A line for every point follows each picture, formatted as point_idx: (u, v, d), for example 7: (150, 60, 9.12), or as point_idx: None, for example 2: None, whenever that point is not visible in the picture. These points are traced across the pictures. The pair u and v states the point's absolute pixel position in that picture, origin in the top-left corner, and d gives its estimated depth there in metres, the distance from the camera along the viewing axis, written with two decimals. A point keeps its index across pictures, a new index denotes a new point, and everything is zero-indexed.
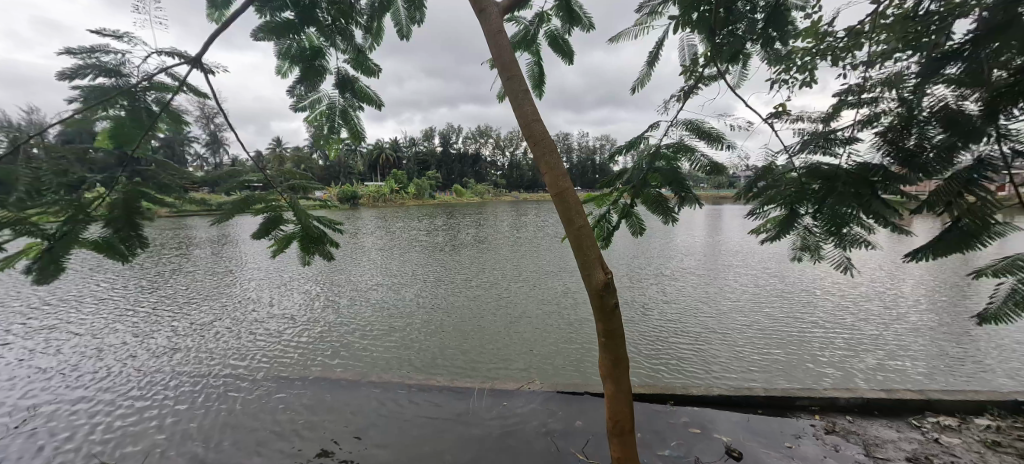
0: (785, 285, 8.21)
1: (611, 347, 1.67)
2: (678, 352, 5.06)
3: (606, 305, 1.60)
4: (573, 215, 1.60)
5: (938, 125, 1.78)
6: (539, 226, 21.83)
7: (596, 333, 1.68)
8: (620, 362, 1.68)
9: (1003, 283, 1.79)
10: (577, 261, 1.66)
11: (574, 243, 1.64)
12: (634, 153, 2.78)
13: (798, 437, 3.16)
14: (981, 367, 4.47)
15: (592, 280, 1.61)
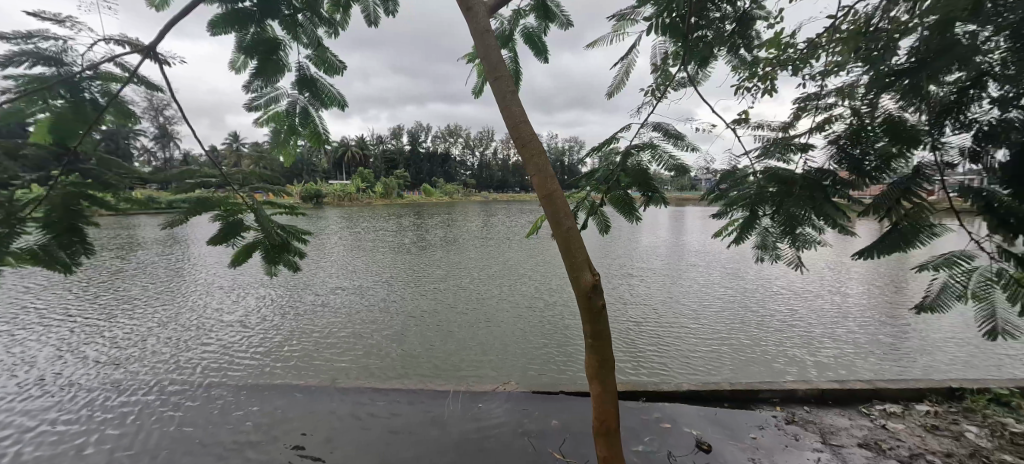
0: (744, 284, 8.65)
1: (598, 347, 1.70)
2: (647, 350, 5.23)
3: (593, 306, 1.64)
4: (562, 217, 1.63)
5: (881, 137, 1.90)
6: (508, 227, 21.89)
7: (583, 334, 1.71)
8: (605, 362, 1.72)
9: (937, 277, 1.94)
10: (564, 263, 1.68)
11: (562, 245, 1.67)
12: (602, 154, 2.78)
13: (762, 428, 3.34)
14: (917, 357, 4.90)
15: (580, 282, 1.64)
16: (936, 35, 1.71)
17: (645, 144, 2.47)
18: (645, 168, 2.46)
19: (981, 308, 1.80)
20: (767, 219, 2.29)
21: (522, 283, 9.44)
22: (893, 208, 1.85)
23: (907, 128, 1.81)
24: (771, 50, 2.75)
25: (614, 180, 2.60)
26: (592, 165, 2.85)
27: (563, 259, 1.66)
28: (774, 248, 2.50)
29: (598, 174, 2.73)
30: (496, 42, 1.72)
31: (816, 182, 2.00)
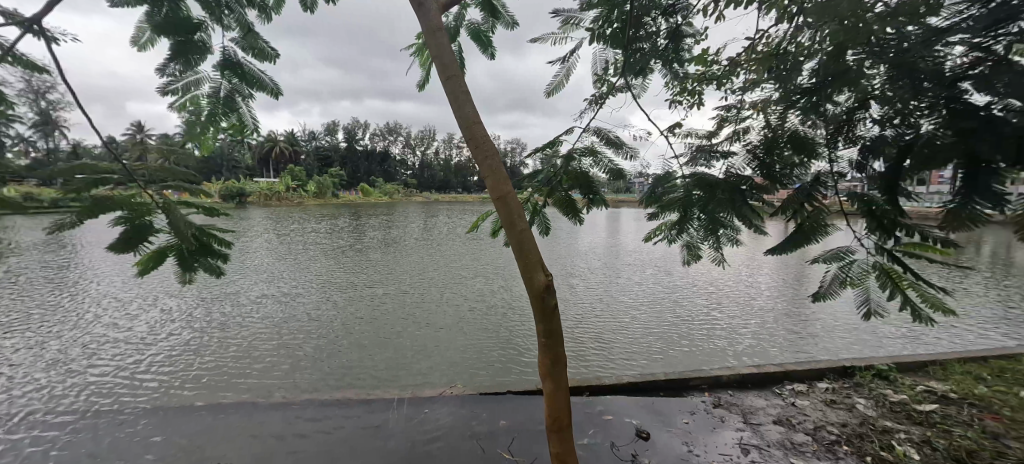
0: (673, 281, 9.33)
1: (550, 346, 1.74)
2: (589, 347, 5.45)
3: (547, 305, 1.67)
4: (516, 219, 1.65)
5: (788, 147, 2.13)
6: (450, 228, 21.67)
7: (537, 334, 1.75)
8: (558, 361, 1.76)
9: (828, 269, 2.23)
10: (518, 264, 1.70)
11: (515, 246, 1.69)
12: (542, 155, 2.78)
13: (693, 413, 3.62)
14: (817, 340, 5.60)
15: (534, 283, 1.66)
16: (831, 61, 1.92)
17: (587, 149, 2.59)
18: (586, 170, 2.58)
19: (862, 290, 2.09)
20: (695, 221, 2.43)
21: (466, 285, 9.40)
22: (797, 209, 2.13)
23: (811, 142, 2.07)
24: (699, 65, 2.97)
25: (556, 182, 2.64)
26: (532, 166, 2.86)
27: (517, 260, 1.68)
28: (698, 248, 2.67)
29: (539, 175, 2.73)
30: (447, 42, 1.70)
31: (737, 184, 2.21)
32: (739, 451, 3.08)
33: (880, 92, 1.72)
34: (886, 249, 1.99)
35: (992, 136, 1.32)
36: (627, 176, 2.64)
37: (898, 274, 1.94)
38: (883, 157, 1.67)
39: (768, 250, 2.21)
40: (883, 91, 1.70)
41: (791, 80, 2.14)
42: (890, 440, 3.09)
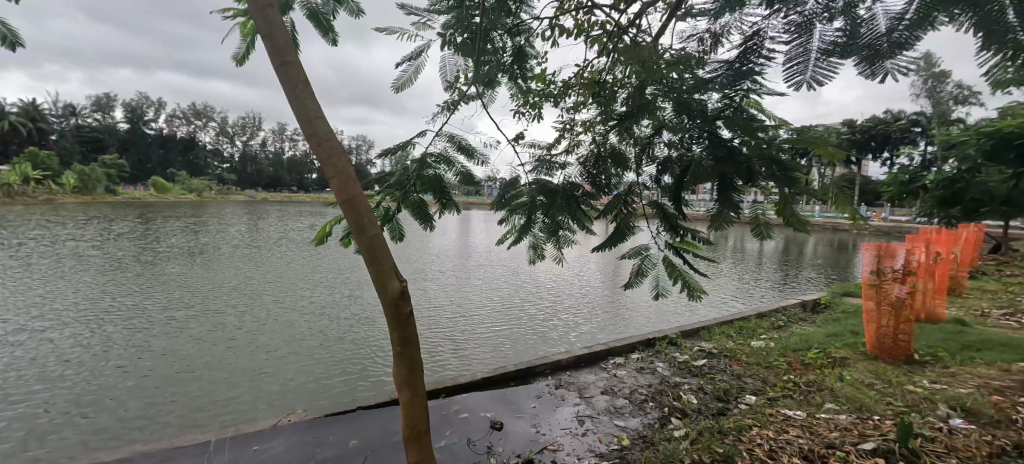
0: (519, 279, 10.15)
1: (405, 354, 1.70)
2: (443, 349, 5.51)
3: (400, 313, 1.63)
4: (366, 223, 1.56)
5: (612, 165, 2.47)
6: (283, 233, 19.12)
7: (391, 342, 1.69)
8: (414, 368, 1.74)
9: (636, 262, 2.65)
10: (370, 272, 1.61)
11: (365, 251, 1.60)
12: (395, 159, 2.59)
13: (539, 397, 4.01)
14: (629, 321, 6.84)
15: (386, 289, 1.60)
16: (634, 97, 2.07)
17: (440, 155, 2.49)
18: (439, 174, 2.46)
19: (655, 279, 2.57)
20: (539, 224, 2.55)
21: (302, 297, 8.40)
22: (616, 210, 2.42)
23: (626, 156, 2.41)
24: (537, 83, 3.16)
25: (409, 186, 2.46)
26: (383, 168, 2.62)
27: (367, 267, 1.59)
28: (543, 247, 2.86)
29: (392, 179, 2.51)
30: (281, 22, 1.51)
31: (570, 190, 2.41)
32: (576, 422, 3.52)
33: (668, 124, 1.98)
34: (671, 244, 2.42)
35: (732, 162, 1.68)
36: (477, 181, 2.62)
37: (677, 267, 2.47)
38: (669, 171, 2.08)
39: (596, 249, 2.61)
40: (669, 121, 1.96)
41: (610, 107, 2.36)
42: (678, 390, 3.98)
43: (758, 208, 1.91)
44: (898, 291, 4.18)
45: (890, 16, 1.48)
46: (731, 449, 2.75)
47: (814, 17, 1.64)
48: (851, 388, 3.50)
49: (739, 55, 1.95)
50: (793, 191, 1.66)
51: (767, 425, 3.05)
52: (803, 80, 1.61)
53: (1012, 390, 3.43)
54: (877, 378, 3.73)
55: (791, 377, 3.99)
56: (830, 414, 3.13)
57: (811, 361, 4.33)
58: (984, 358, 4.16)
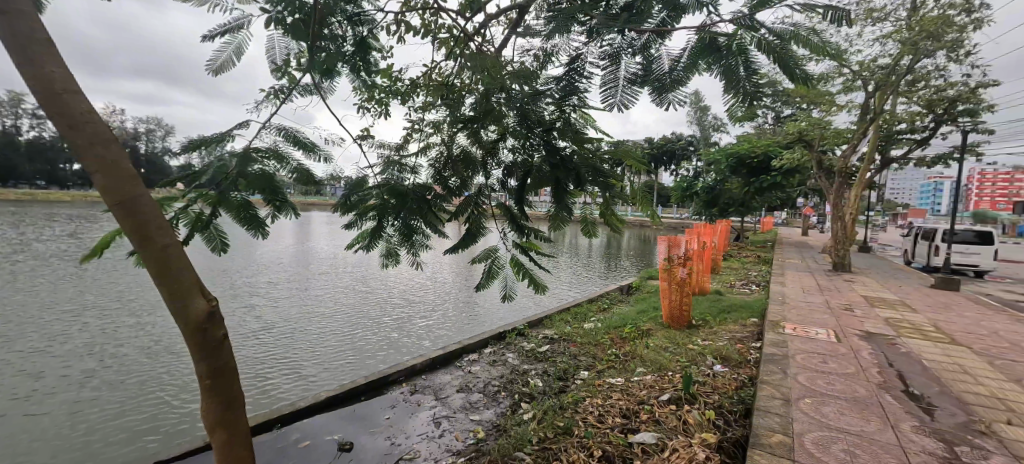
0: (368, 285, 9.60)
1: (217, 389, 1.39)
2: (280, 373, 4.85)
3: (210, 339, 1.33)
4: (154, 232, 1.21)
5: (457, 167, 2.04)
6: (25, 244, 14.03)
7: (196, 377, 1.36)
8: (232, 402, 1.44)
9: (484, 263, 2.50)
10: (161, 292, 1.26)
11: (154, 266, 1.24)
12: (205, 153, 1.71)
13: (393, 407, 3.87)
14: (482, 318, 7.16)
15: (189, 312, 1.28)
16: (481, 103, 1.85)
17: (271, 147, 1.73)
18: (269, 171, 1.66)
19: (503, 281, 2.49)
20: (391, 230, 2.08)
21: (64, 329, 6.33)
22: (467, 212, 2.14)
23: (473, 155, 2.00)
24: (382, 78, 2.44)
25: (227, 184, 1.62)
26: (184, 163, 1.71)
27: (157, 287, 1.24)
28: (397, 253, 2.42)
29: (198, 177, 1.66)
30: None
31: (422, 195, 1.98)
32: (432, 425, 3.51)
33: (510, 132, 1.80)
34: (519, 244, 2.34)
35: (564, 169, 1.76)
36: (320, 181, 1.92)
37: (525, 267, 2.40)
38: (514, 175, 1.93)
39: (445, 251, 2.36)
40: (511, 130, 1.79)
41: (456, 106, 2.02)
42: (527, 376, 4.33)
43: (588, 207, 2.13)
44: (681, 271, 5.28)
45: (672, 55, 1.74)
46: (570, 421, 3.11)
47: (621, 47, 1.81)
48: (655, 353, 4.35)
49: (565, 72, 1.95)
50: (610, 194, 1.91)
51: (597, 394, 3.55)
52: (615, 101, 1.87)
53: (748, 339, 4.77)
54: (671, 342, 4.73)
55: (614, 350, 4.75)
56: (641, 376, 3.82)
57: (627, 335, 5.23)
58: (733, 318, 5.68)
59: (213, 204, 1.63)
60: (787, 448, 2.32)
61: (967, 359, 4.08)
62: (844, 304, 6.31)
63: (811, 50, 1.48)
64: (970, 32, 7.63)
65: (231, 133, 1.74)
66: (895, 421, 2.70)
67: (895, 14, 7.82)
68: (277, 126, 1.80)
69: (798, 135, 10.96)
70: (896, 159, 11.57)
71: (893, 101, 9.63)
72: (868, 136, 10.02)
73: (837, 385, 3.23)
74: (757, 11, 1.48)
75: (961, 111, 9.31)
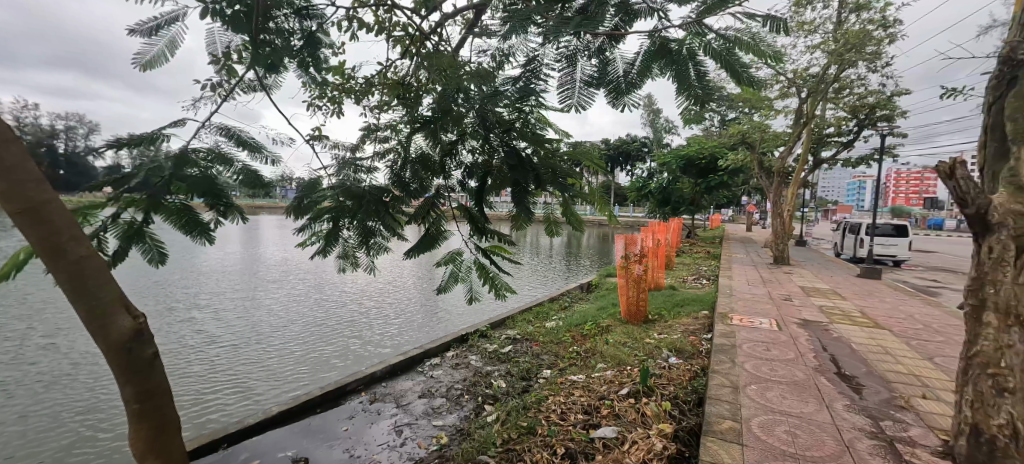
0: (323, 291, 9.22)
1: (147, 414, 1.31)
2: (226, 389, 4.55)
3: (136, 357, 1.25)
4: (67, 244, 1.15)
5: (414, 171, 1.99)
6: None
7: (122, 402, 1.27)
8: (165, 426, 1.35)
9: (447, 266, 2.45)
10: (77, 308, 1.17)
11: (67, 281, 1.17)
12: (138, 153, 1.55)
13: (351, 417, 3.74)
14: (443, 321, 7.07)
15: (111, 328, 1.20)
16: (439, 104, 1.81)
17: (211, 148, 1.60)
18: (211, 173, 1.55)
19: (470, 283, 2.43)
20: (348, 233, 1.96)
21: None
22: (427, 215, 2.12)
23: (433, 158, 1.95)
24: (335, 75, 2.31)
25: (161, 188, 1.49)
26: (110, 165, 1.54)
27: (73, 303, 1.16)
28: (356, 257, 2.30)
29: (126, 180, 1.50)
30: None
31: (378, 195, 1.88)
32: (394, 434, 3.41)
33: (470, 133, 1.79)
34: (484, 249, 2.30)
35: (523, 170, 1.74)
36: (270, 183, 1.80)
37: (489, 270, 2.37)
38: (474, 177, 1.93)
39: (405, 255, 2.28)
40: (471, 131, 1.77)
41: (413, 107, 1.96)
42: (490, 378, 4.32)
43: (551, 207, 2.08)
44: (637, 268, 5.45)
45: (626, 60, 1.80)
46: (533, 420, 3.12)
47: (576, 49, 1.85)
48: (614, 348, 4.47)
49: (523, 74, 1.96)
50: (570, 194, 1.87)
51: (559, 391, 3.60)
52: (574, 102, 1.87)
53: (700, 331, 5.01)
54: (629, 337, 4.88)
55: (575, 347, 4.83)
56: (601, 372, 3.91)
57: (587, 332, 5.34)
58: (686, 311, 5.94)
59: (145, 210, 1.51)
60: (737, 433, 2.45)
61: (889, 341, 4.50)
62: (784, 295, 6.77)
63: (754, 56, 1.57)
64: (885, 45, 8.41)
65: (163, 133, 1.60)
66: (830, 401, 2.93)
67: (823, 27, 8.49)
68: (218, 125, 1.67)
69: (740, 137, 11.67)
70: (826, 160, 12.57)
71: (822, 106, 10.45)
72: (802, 139, 10.81)
73: (779, 371, 3.46)
74: (705, 18, 1.55)
75: (880, 115, 10.25)
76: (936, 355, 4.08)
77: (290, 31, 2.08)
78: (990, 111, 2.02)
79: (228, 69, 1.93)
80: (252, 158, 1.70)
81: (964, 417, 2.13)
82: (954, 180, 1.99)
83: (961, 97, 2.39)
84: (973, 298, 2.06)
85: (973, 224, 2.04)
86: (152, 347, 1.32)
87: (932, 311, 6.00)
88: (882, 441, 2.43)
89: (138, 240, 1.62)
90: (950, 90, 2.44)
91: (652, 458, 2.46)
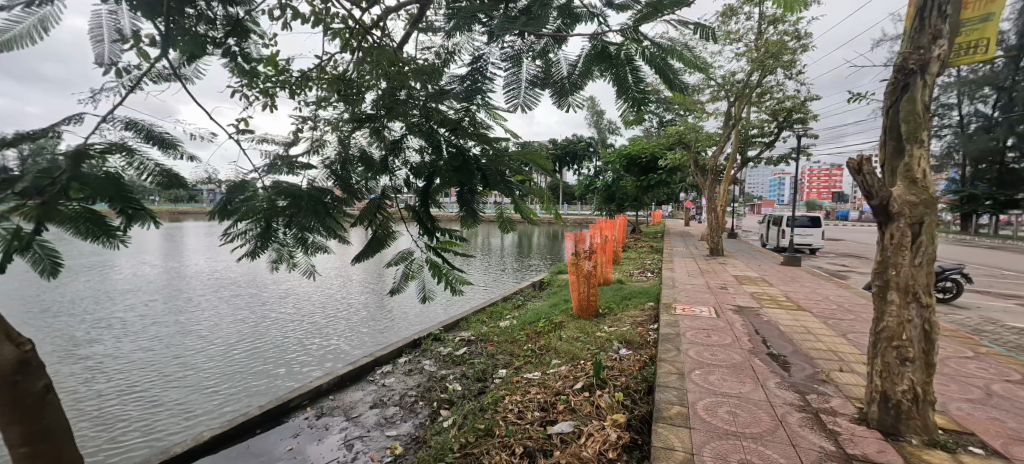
0: (260, 303, 8.59)
1: (40, 457, 1.22)
2: (147, 417, 4.09)
3: (21, 391, 1.18)
4: None
5: (358, 169, 1.84)
6: None
7: (8, 446, 1.17)
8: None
9: (398, 268, 2.29)
10: None
11: None
12: (28, 149, 1.31)
13: (296, 435, 3.51)
14: (392, 326, 6.84)
15: None
16: (384, 99, 1.70)
17: (114, 144, 1.39)
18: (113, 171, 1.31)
19: (421, 284, 2.31)
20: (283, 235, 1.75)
21: None
22: (374, 217, 1.92)
23: (375, 157, 1.82)
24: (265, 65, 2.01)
25: (54, 192, 1.22)
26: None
27: None
28: (292, 258, 2.06)
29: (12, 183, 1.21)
30: None
31: (318, 195, 1.71)
32: (344, 449, 3.23)
33: (417, 128, 1.68)
34: (433, 246, 2.21)
35: (468, 171, 1.68)
36: (189, 184, 1.58)
37: (442, 268, 2.27)
38: (421, 178, 1.81)
39: (353, 258, 2.11)
40: (417, 126, 1.67)
41: (355, 103, 1.80)
42: (444, 382, 4.22)
43: (499, 206, 2.03)
44: (587, 264, 5.59)
45: (569, 61, 1.78)
46: (491, 422, 3.08)
47: (521, 50, 1.80)
48: (567, 343, 4.55)
49: (469, 72, 1.90)
50: (516, 193, 1.83)
51: (515, 390, 3.59)
52: (519, 102, 1.84)
53: (647, 322, 5.23)
54: (581, 332, 4.98)
55: (529, 345, 4.86)
56: (556, 368, 3.95)
57: (541, 329, 5.40)
58: (633, 304, 6.19)
59: (34, 219, 1.21)
60: (685, 418, 2.56)
61: (810, 321, 4.95)
62: (720, 284, 7.25)
63: (684, 64, 1.63)
64: (798, 54, 9.25)
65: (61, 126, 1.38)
66: (764, 380, 3.15)
67: (746, 37, 9.17)
68: (124, 119, 1.47)
69: (678, 137, 12.33)
70: (752, 158, 13.62)
71: (748, 109, 11.30)
72: (731, 139, 11.63)
73: (720, 355, 3.67)
74: (641, 25, 1.57)
75: (796, 118, 11.27)
76: (848, 331, 4.54)
77: (213, 18, 1.84)
78: (889, 113, 2.24)
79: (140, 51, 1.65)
80: (165, 156, 1.49)
81: (873, 386, 2.37)
82: (862, 176, 2.20)
83: (865, 101, 2.65)
84: (878, 279, 2.27)
85: (877, 214, 2.25)
86: (42, 380, 1.25)
87: (845, 293, 6.68)
88: (810, 413, 2.65)
89: (19, 246, 1.34)
90: (856, 95, 2.71)
91: (608, 449, 2.51)
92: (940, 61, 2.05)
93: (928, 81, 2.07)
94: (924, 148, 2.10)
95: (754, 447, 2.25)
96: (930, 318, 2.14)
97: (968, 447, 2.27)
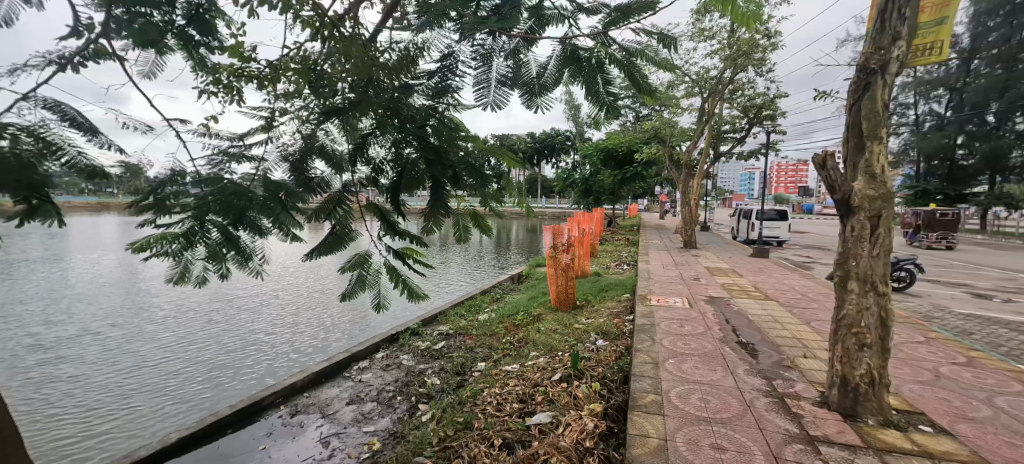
0: (229, 300, 8.30)
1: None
2: (111, 420, 3.93)
3: None
4: None
5: (319, 161, 1.74)
6: None
7: None
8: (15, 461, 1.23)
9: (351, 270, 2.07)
10: None
11: None
12: None
13: (269, 434, 3.43)
14: (368, 322, 6.73)
15: None
16: (353, 90, 1.68)
17: (30, 125, 1.18)
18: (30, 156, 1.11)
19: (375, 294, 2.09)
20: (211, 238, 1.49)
21: None
22: (334, 210, 1.82)
23: (336, 153, 1.75)
24: (231, 55, 1.91)
25: None
26: None
27: None
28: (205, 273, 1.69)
29: None
30: None
31: (275, 189, 1.57)
32: (320, 447, 3.18)
33: (388, 125, 1.63)
34: (394, 252, 1.99)
35: (440, 166, 1.66)
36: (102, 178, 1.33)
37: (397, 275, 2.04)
38: (387, 174, 1.78)
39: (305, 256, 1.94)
40: (388, 123, 1.63)
41: (326, 94, 1.72)
42: (423, 376, 4.21)
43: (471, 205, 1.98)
44: (565, 257, 5.63)
45: (540, 63, 1.82)
46: (469, 415, 3.09)
47: (493, 49, 1.80)
48: (545, 336, 4.59)
49: (439, 69, 1.93)
50: (487, 188, 1.82)
51: (494, 383, 3.61)
52: (489, 101, 1.83)
53: (623, 314, 5.32)
54: (559, 324, 5.03)
55: (508, 338, 4.89)
56: (534, 360, 3.99)
57: (520, 321, 5.44)
58: (610, 295, 6.30)
59: None
60: (659, 405, 2.65)
61: (777, 310, 5.17)
62: (693, 276, 7.44)
63: (649, 63, 1.70)
64: (768, 52, 9.51)
65: None
66: (733, 367, 3.28)
67: (719, 35, 9.36)
68: (45, 101, 1.27)
69: (653, 132, 12.52)
70: (723, 153, 14.00)
71: (720, 105, 11.55)
72: (703, 135, 11.89)
73: (691, 344, 3.80)
74: (610, 29, 1.61)
75: (766, 115, 11.60)
76: (812, 319, 4.77)
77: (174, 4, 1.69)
78: (852, 110, 2.32)
79: (98, 48, 1.55)
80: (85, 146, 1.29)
81: (834, 370, 2.49)
82: (825, 172, 2.30)
83: (830, 98, 2.77)
84: (839, 270, 2.37)
85: (839, 209, 2.37)
86: None
87: (809, 283, 6.99)
88: (776, 397, 2.76)
89: None
90: (820, 93, 2.83)
91: (585, 437, 2.56)
92: (897, 63, 2.15)
93: (887, 81, 2.18)
94: (882, 144, 2.20)
95: (725, 432, 2.33)
96: (887, 306, 2.26)
97: (919, 425, 2.42)
